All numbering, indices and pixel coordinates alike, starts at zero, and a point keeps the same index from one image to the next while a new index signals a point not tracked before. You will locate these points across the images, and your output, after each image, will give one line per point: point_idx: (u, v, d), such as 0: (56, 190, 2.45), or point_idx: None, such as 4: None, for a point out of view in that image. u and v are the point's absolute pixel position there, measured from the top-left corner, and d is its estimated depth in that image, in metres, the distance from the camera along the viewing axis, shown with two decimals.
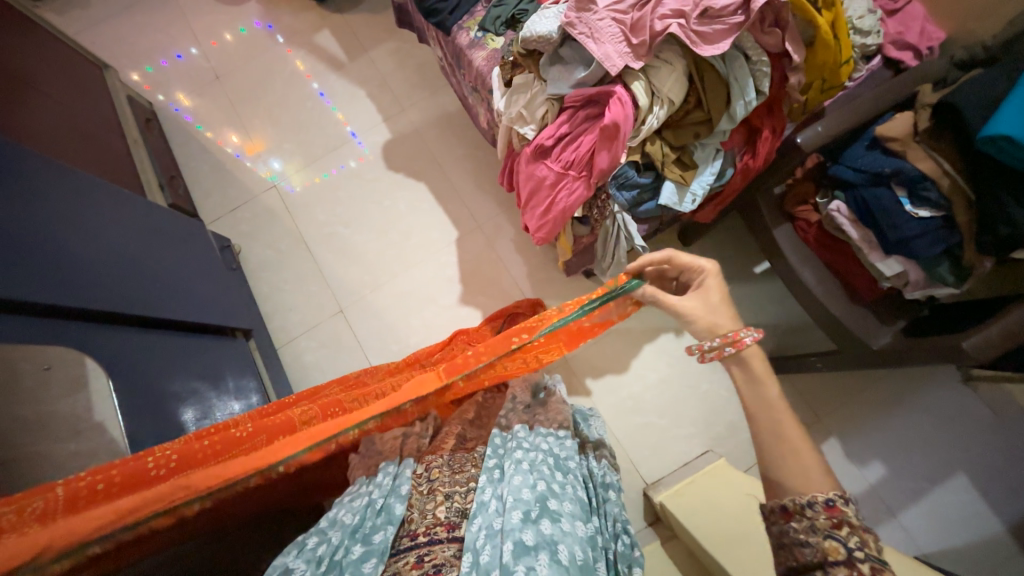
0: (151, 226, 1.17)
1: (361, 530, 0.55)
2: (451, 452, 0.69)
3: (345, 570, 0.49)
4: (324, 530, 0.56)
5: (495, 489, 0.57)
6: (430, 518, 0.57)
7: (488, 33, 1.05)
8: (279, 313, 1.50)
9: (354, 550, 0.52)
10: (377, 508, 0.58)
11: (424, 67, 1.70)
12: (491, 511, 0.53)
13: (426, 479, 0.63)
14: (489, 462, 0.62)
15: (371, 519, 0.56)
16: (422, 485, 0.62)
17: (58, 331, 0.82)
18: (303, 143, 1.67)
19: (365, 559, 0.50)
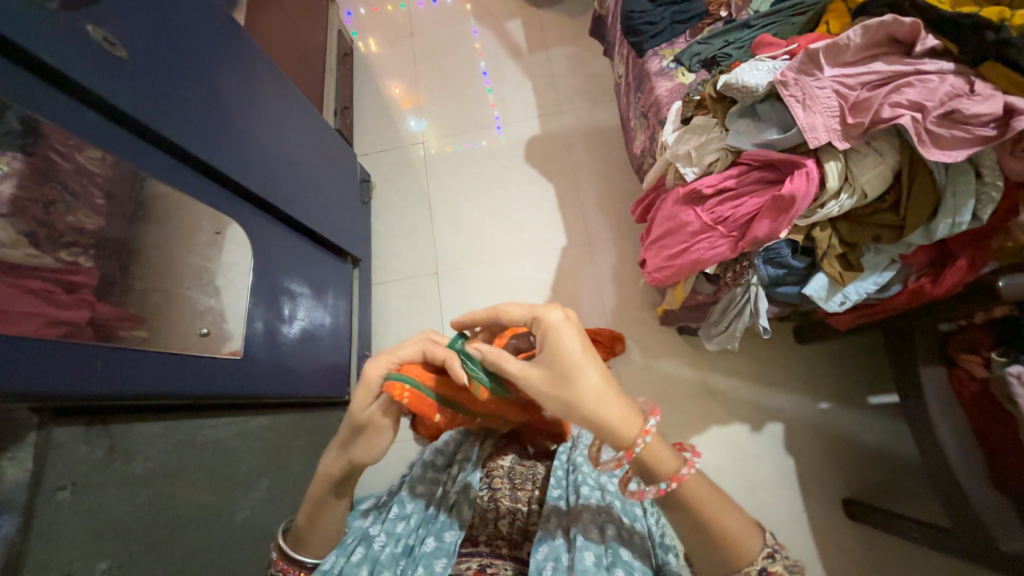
0: (317, 143, 1.32)
1: (433, 522, 0.68)
2: (511, 464, 0.74)
3: (420, 560, 0.63)
4: (404, 505, 0.71)
5: (560, 522, 0.64)
6: (491, 530, 0.67)
7: (681, 66, 1.03)
8: (383, 253, 1.62)
9: (427, 543, 0.65)
10: (449, 502, 0.69)
11: (595, 79, 1.73)
12: (557, 546, 0.61)
13: (488, 488, 0.71)
14: (555, 491, 0.68)
15: (444, 513, 0.68)
16: (484, 491, 0.70)
17: (227, 202, 0.94)
18: (461, 113, 1.77)
19: (437, 556, 0.63)
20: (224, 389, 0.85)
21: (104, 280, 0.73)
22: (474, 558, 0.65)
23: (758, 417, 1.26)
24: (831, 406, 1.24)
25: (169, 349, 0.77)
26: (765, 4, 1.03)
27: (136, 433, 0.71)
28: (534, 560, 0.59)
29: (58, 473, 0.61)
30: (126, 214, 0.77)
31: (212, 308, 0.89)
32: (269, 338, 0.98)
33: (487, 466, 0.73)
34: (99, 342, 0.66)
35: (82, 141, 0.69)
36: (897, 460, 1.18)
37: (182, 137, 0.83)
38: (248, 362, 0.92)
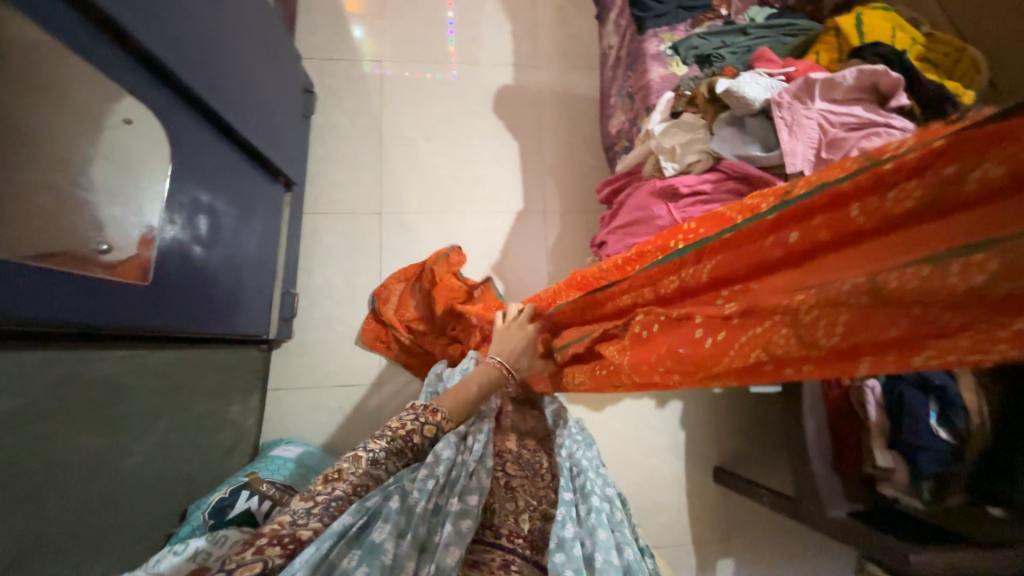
0: (258, 30, 1.08)
1: (456, 484, 0.66)
2: (517, 447, 0.81)
3: (448, 518, 0.60)
4: (432, 464, 0.66)
5: (575, 529, 0.62)
6: (513, 524, 0.66)
7: (677, 55, 1.03)
8: (321, 180, 1.43)
9: (454, 503, 0.62)
10: (469, 470, 0.68)
11: (576, 39, 1.65)
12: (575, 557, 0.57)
13: (502, 471, 0.74)
14: (565, 494, 0.68)
15: (464, 479, 0.66)
16: (499, 474, 0.73)
17: (137, 82, 0.73)
18: (429, 37, 1.58)
19: (463, 516, 0.61)
20: (129, 321, 0.71)
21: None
22: (496, 550, 0.62)
23: (663, 395, 1.42)
24: (722, 391, 1.44)
25: (66, 268, 0.61)
26: (763, 16, 1.06)
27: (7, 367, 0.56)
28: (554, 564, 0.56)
29: None
30: None
31: (110, 219, 0.72)
32: (182, 260, 0.82)
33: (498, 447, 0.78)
34: None
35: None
36: (763, 439, 1.42)
37: None
38: (159, 288, 0.76)
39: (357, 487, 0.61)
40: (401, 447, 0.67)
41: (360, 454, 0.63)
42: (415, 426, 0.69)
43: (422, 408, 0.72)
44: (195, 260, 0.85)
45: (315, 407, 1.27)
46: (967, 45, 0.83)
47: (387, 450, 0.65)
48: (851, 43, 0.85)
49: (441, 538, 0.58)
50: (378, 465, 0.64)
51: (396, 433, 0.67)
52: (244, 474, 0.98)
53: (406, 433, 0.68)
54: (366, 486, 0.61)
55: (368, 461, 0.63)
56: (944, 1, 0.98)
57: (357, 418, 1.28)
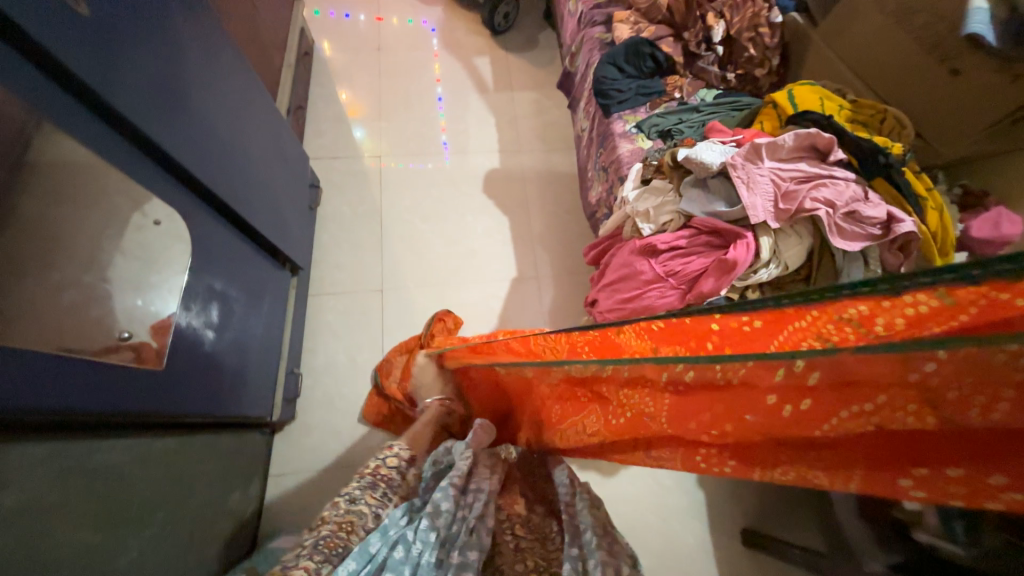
0: (271, 139, 1.23)
1: (455, 540, 0.64)
2: (526, 511, 0.77)
3: None
4: (432, 514, 0.64)
5: None
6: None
7: (641, 132, 1.17)
8: (324, 264, 1.52)
9: (455, 558, 0.60)
10: (470, 525, 0.65)
11: (553, 126, 1.85)
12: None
13: (510, 533, 0.72)
14: (571, 549, 0.65)
15: (465, 534, 0.64)
16: (506, 537, 0.72)
17: (167, 190, 0.83)
18: (422, 133, 1.77)
19: (465, 573, 0.59)
20: (138, 407, 0.72)
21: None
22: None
23: None
24: None
25: (81, 356, 0.65)
26: (711, 96, 1.22)
27: (17, 458, 0.57)
28: None
29: None
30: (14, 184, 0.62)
31: (131, 309, 0.79)
32: (194, 345, 0.86)
33: (504, 508, 0.76)
34: None
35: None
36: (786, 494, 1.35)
37: (131, 110, 0.73)
38: (169, 373, 0.79)
39: (342, 524, 0.63)
40: (374, 484, 0.73)
41: (336, 501, 0.68)
42: (382, 462, 0.78)
43: (385, 449, 0.82)
44: (205, 344, 0.89)
45: (317, 491, 1.23)
46: (887, 106, 0.96)
47: (360, 487, 0.71)
48: (787, 112, 0.97)
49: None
50: (357, 501, 0.68)
51: (366, 475, 0.75)
52: (240, 570, 0.93)
53: (376, 471, 0.76)
54: (350, 523, 0.64)
55: (346, 502, 0.68)
56: (849, 63, 1.13)
57: None
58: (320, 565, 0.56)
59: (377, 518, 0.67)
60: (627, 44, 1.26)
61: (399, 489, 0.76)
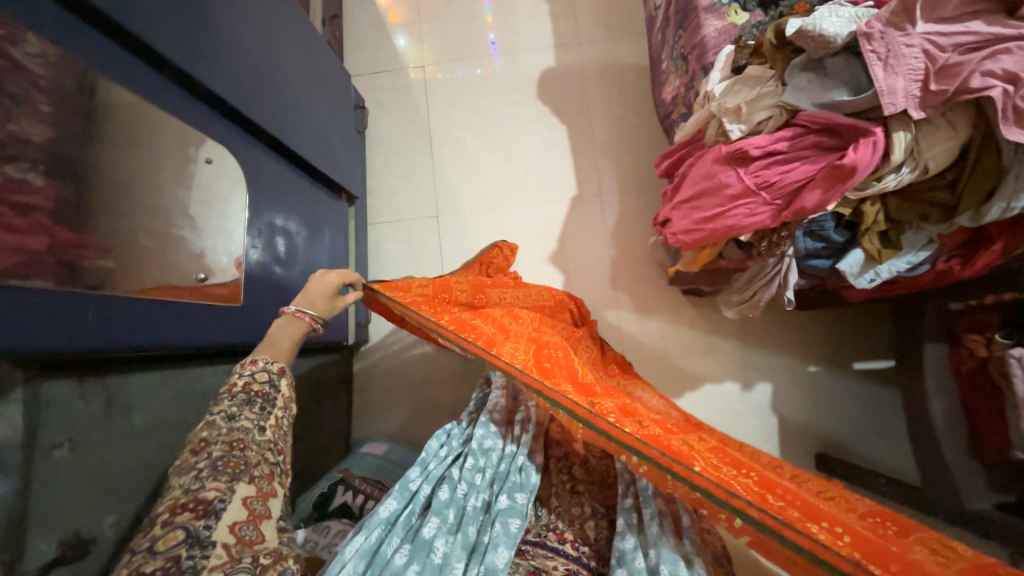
0: (310, 59, 1.15)
1: (505, 479, 0.69)
2: (584, 449, 0.80)
3: (497, 516, 0.64)
4: (476, 454, 0.73)
5: (636, 539, 0.64)
6: (577, 531, 0.68)
7: (734, 3, 0.92)
8: (379, 191, 1.50)
9: (501, 500, 0.66)
10: (518, 465, 0.71)
11: (618, 7, 1.55)
12: (637, 570, 0.59)
13: (568, 474, 0.76)
14: (625, 500, 0.69)
15: (514, 474, 0.70)
16: (564, 477, 0.75)
17: (214, 126, 0.81)
18: (465, 34, 1.58)
19: (511, 516, 0.64)
20: (228, 340, 0.79)
21: (59, 202, 0.59)
22: (558, 557, 0.64)
23: (749, 376, 1.29)
24: (818, 370, 1.28)
25: (196, 300, 0.74)
26: None
27: (133, 386, 0.65)
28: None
29: (51, 430, 0.54)
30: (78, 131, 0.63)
31: (207, 250, 0.80)
32: (267, 280, 0.90)
33: (565, 445, 0.80)
34: (86, 291, 0.58)
35: (15, 30, 0.54)
36: (878, 424, 1.24)
37: (162, 42, 0.69)
38: (248, 309, 0.84)
39: (232, 443, 0.55)
40: (250, 401, 0.60)
41: (212, 418, 0.56)
42: (250, 378, 0.62)
43: (241, 362, 0.64)
44: (276, 278, 0.93)
45: (396, 406, 1.34)
46: None
47: (235, 406, 0.58)
48: None
49: (490, 538, 0.61)
50: (239, 418, 0.58)
51: (235, 394, 0.60)
52: (338, 469, 1.06)
53: (241, 390, 0.60)
54: (241, 440, 0.55)
55: (225, 420, 0.57)
56: None
57: (433, 414, 1.34)
58: (232, 484, 0.51)
59: (266, 430, 0.59)
60: None
61: (273, 403, 0.62)
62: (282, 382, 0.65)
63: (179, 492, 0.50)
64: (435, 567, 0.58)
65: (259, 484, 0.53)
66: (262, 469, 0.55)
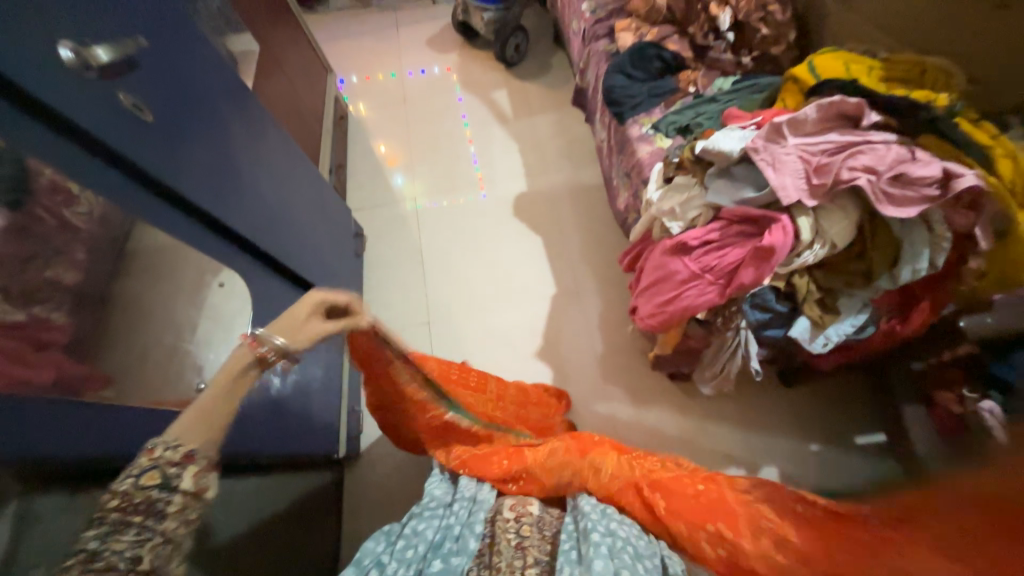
0: (316, 199, 1.36)
1: (440, 548, 0.69)
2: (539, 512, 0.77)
3: None
4: (410, 536, 0.71)
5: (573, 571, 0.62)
6: None
7: (659, 132, 1.15)
8: (375, 305, 1.62)
9: (434, 564, 0.65)
10: (455, 533, 0.71)
11: (576, 142, 1.87)
12: None
13: (516, 531, 0.72)
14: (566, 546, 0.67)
15: (450, 542, 0.70)
16: (510, 536, 0.71)
17: (231, 256, 0.93)
18: (450, 171, 1.87)
19: None
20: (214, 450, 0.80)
21: None
22: None
23: (751, 460, 1.25)
24: (820, 447, 1.25)
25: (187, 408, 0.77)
26: (727, 82, 1.19)
27: None
28: None
29: (33, 550, 0.54)
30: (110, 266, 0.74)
31: (208, 363, 0.86)
32: (263, 391, 0.94)
33: (515, 510, 0.76)
34: (88, 401, 0.63)
35: (72, 195, 0.67)
36: None
37: (198, 195, 0.83)
38: (242, 419, 0.87)
39: None
40: (120, 524, 0.50)
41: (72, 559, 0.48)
42: (131, 486, 0.51)
43: (141, 453, 0.53)
44: (273, 389, 0.98)
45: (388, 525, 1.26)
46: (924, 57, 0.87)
47: (96, 541, 0.49)
48: (809, 83, 0.91)
49: None
50: (102, 554, 0.48)
51: (107, 514, 0.50)
52: None
53: (123, 503, 0.51)
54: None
55: (82, 560, 0.47)
56: (880, 21, 1.07)
57: None
58: None
59: (143, 557, 0.50)
60: (631, 51, 1.26)
61: (162, 513, 0.52)
62: (182, 480, 0.53)
63: None
64: None
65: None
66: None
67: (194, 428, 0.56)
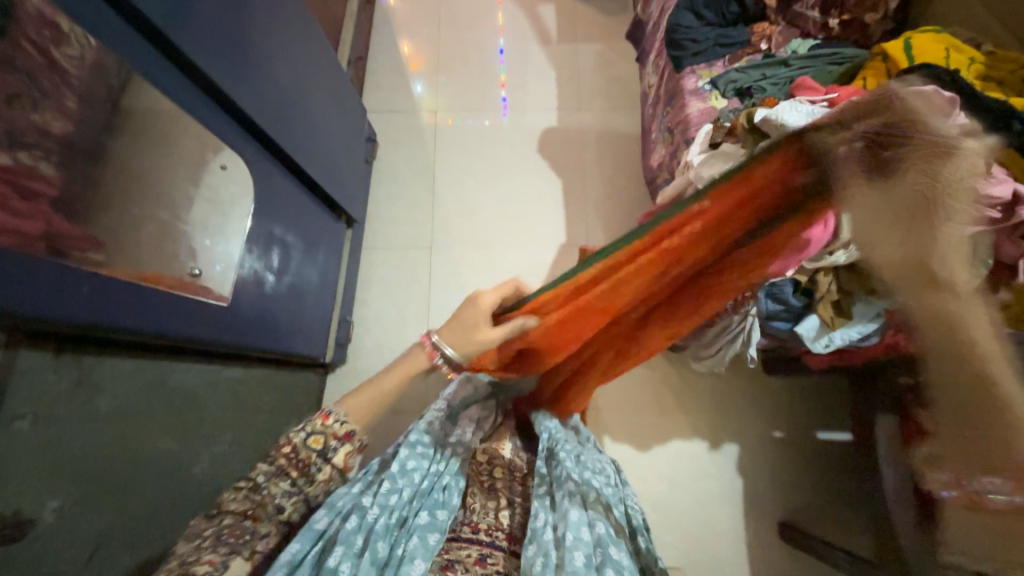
0: (331, 91, 1.25)
1: (427, 496, 0.72)
2: (511, 454, 0.80)
3: (414, 533, 0.66)
4: (395, 477, 0.72)
5: (548, 517, 0.65)
6: (490, 519, 0.74)
7: (716, 89, 1.04)
8: (378, 219, 1.56)
9: (421, 518, 0.69)
10: (443, 483, 0.74)
11: (617, 82, 1.72)
12: (544, 542, 0.61)
13: (488, 472, 0.78)
14: (539, 488, 0.69)
15: (437, 492, 0.73)
16: (483, 478, 0.78)
17: (234, 138, 0.86)
18: (478, 88, 1.72)
19: (428, 530, 0.67)
20: (208, 335, 0.79)
21: None
22: (474, 545, 0.69)
23: (715, 435, 1.31)
24: (783, 435, 1.31)
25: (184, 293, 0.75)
26: (806, 47, 1.06)
27: (109, 370, 0.66)
28: (526, 558, 0.60)
29: (17, 401, 0.54)
30: (101, 123, 0.68)
31: (202, 248, 0.83)
32: (255, 286, 0.92)
33: (489, 449, 0.80)
34: (80, 266, 0.60)
35: (62, 32, 0.60)
36: (836, 496, 1.25)
37: (203, 59, 0.75)
38: (234, 311, 0.85)
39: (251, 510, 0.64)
40: (282, 471, 0.67)
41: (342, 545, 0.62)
42: (303, 439, 0.68)
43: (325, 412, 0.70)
44: (266, 284, 0.95)
45: None
46: None
47: (265, 475, 0.66)
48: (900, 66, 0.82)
49: (405, 551, 0.64)
50: (262, 489, 0.66)
51: (280, 457, 0.67)
52: None
53: (292, 453, 0.67)
54: (261, 505, 0.65)
55: (250, 488, 0.66)
56: (993, 6, 0.94)
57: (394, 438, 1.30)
58: (223, 561, 0.58)
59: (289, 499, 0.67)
60: None
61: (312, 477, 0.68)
62: (342, 446, 0.69)
63: (178, 559, 0.57)
64: None
65: (255, 560, 0.62)
66: (263, 544, 0.64)
67: (360, 411, 0.72)
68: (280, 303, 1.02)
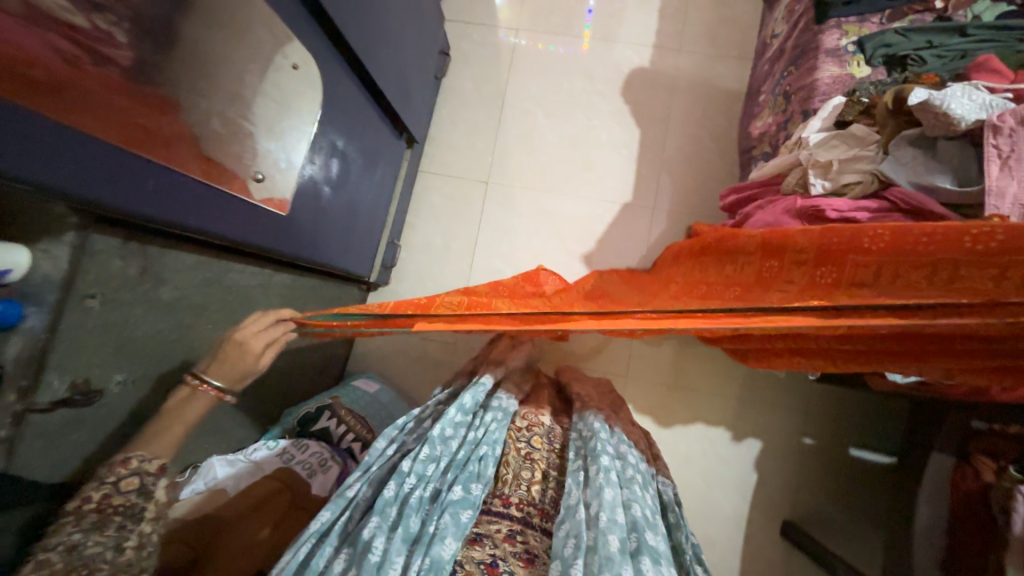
0: None
1: (461, 469, 0.69)
2: (548, 424, 0.82)
3: (447, 508, 0.62)
4: (433, 442, 0.71)
5: (581, 493, 0.64)
6: (523, 493, 0.69)
7: (860, 52, 0.87)
8: (439, 142, 1.49)
9: (455, 491, 0.65)
10: (478, 454, 0.71)
11: (730, 25, 1.48)
12: (577, 522, 0.59)
13: (526, 442, 0.77)
14: (574, 463, 0.70)
15: (473, 463, 0.70)
16: (520, 445, 0.76)
17: (309, 34, 0.79)
18: (569, 9, 1.52)
19: (461, 507, 0.63)
20: (260, 241, 0.78)
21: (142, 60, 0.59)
22: (501, 520, 0.65)
23: (741, 428, 1.28)
24: (814, 443, 1.26)
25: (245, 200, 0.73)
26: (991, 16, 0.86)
27: (170, 260, 0.67)
28: (556, 541, 0.58)
29: (87, 278, 0.56)
30: None
31: (267, 152, 0.79)
32: (313, 196, 0.90)
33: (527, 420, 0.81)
34: (152, 155, 0.58)
35: None
36: (851, 511, 1.23)
37: None
38: (289, 219, 0.84)
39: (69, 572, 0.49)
40: (102, 521, 0.53)
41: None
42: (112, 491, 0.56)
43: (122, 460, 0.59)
44: (323, 196, 0.93)
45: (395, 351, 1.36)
46: None
47: (78, 533, 0.52)
48: None
49: (436, 529, 0.60)
50: (85, 547, 0.51)
51: (84, 515, 0.53)
52: (328, 394, 1.09)
53: (101, 505, 0.54)
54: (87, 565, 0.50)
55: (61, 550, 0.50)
56: None
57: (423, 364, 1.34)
58: None
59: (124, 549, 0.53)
60: None
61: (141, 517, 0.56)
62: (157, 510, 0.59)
63: None
64: (371, 564, 0.54)
65: None
66: None
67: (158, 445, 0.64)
68: (335, 218, 1.00)
